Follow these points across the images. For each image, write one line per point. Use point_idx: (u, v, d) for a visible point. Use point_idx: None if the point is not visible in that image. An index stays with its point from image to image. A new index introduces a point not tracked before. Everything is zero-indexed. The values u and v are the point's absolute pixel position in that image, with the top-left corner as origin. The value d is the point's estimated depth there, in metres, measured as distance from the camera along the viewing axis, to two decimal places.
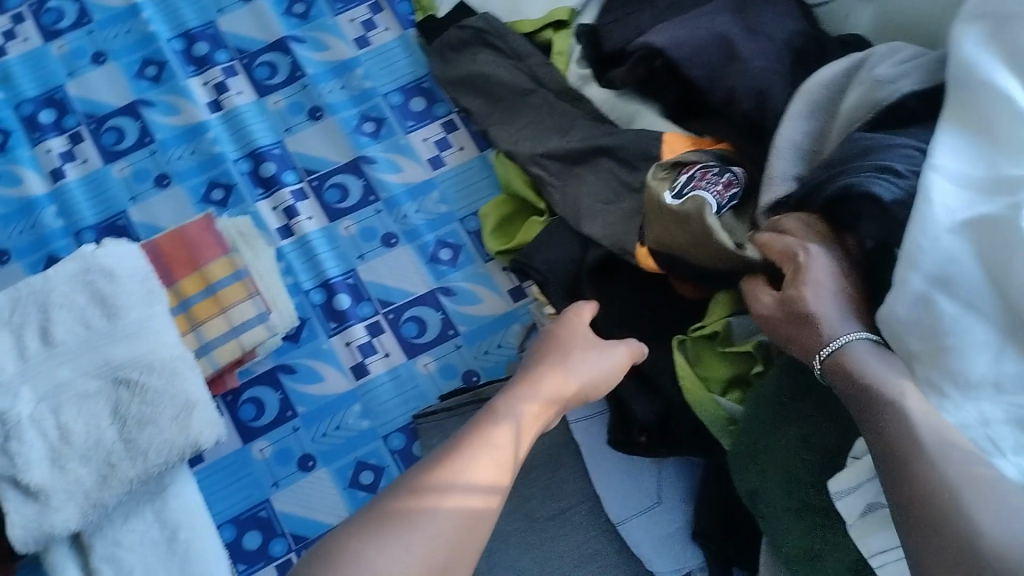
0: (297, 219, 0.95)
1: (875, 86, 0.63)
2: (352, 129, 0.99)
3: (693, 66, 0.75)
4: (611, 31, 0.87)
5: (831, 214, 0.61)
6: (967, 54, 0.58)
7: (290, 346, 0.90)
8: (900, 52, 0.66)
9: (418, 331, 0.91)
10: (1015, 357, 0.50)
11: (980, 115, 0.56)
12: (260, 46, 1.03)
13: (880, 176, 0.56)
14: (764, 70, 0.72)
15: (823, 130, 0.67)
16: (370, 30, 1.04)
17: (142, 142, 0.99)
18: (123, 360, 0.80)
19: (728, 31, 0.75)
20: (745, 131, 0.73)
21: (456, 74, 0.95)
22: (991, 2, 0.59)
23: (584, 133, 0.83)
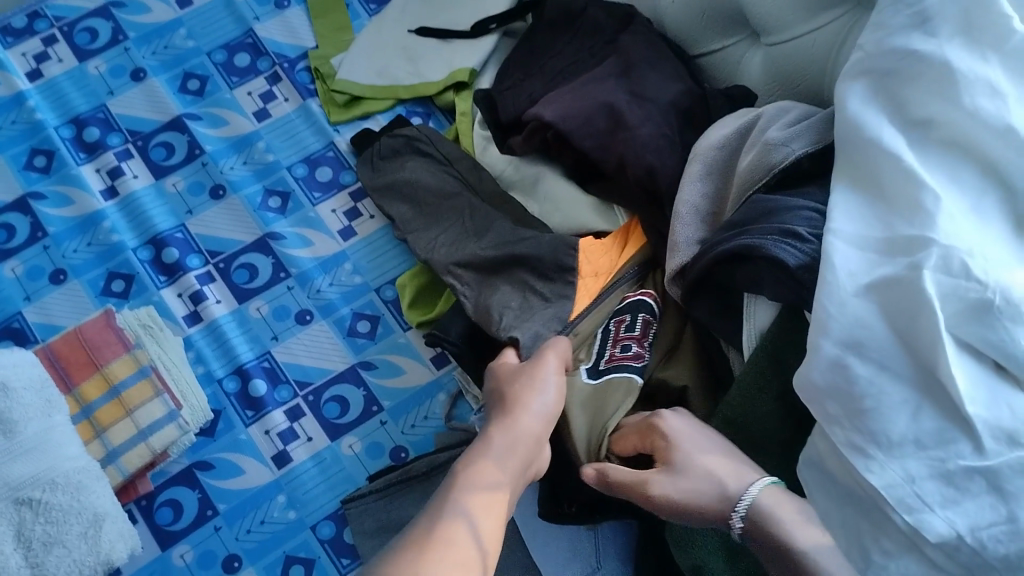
0: (204, 305, 0.91)
1: (767, 148, 0.63)
2: (257, 205, 0.96)
3: (583, 137, 0.77)
4: (504, 98, 0.88)
5: (732, 278, 0.60)
6: (853, 111, 0.58)
7: (205, 440, 0.87)
8: (788, 113, 0.67)
9: (340, 411, 0.88)
10: (932, 413, 0.49)
11: (871, 175, 0.56)
12: (154, 126, 1.00)
13: (784, 241, 0.56)
14: (654, 137, 0.74)
15: (722, 193, 0.68)
16: (269, 101, 1.01)
17: (34, 237, 0.94)
18: (22, 479, 0.76)
19: (615, 100, 0.77)
20: (641, 199, 0.75)
21: (384, 183, 0.90)
22: (875, 59, 0.59)
23: (495, 237, 0.80)
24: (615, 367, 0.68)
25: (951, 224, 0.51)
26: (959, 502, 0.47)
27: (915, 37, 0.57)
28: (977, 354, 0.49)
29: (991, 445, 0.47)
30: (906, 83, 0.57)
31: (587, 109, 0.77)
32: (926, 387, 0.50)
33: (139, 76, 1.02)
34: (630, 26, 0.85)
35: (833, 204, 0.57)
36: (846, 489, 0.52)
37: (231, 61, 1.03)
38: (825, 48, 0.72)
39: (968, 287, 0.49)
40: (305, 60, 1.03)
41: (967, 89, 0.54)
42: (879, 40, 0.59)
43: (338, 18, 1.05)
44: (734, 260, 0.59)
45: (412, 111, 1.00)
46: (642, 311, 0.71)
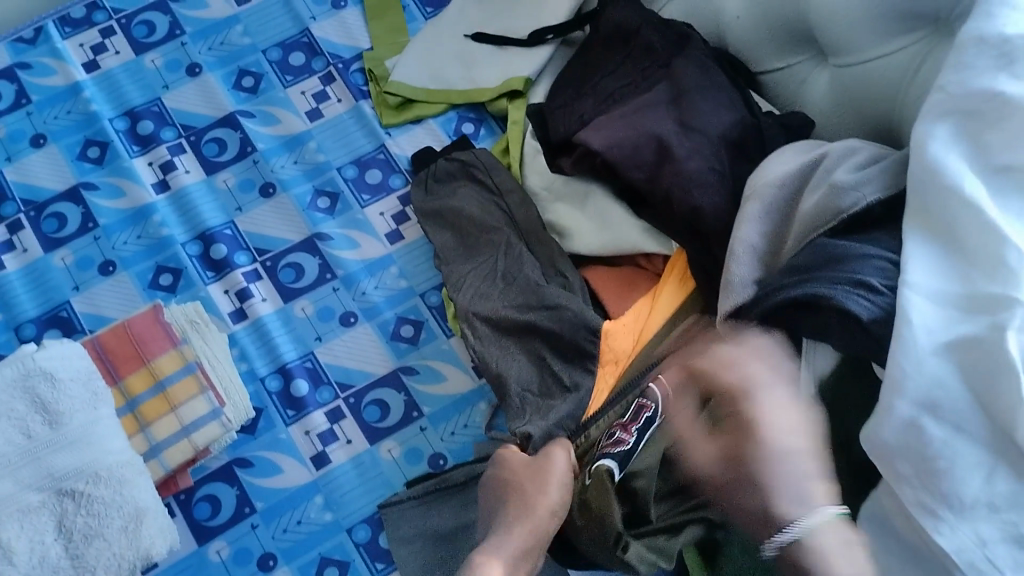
0: (250, 303, 0.92)
1: (836, 192, 0.63)
2: (306, 206, 0.96)
3: (632, 166, 0.79)
4: (556, 117, 0.88)
5: (792, 325, 0.61)
6: (934, 156, 0.57)
7: (245, 438, 0.87)
8: (856, 153, 0.66)
9: (380, 416, 0.88)
10: (1006, 477, 0.49)
11: (944, 222, 0.56)
12: (207, 122, 1.00)
13: (854, 292, 0.56)
14: (701, 170, 0.75)
15: (781, 233, 0.68)
16: (322, 101, 1.01)
17: (85, 227, 0.95)
18: (66, 470, 0.77)
19: (664, 131, 0.78)
20: (683, 229, 0.76)
21: (432, 206, 0.92)
22: (955, 99, 0.58)
23: (519, 294, 0.83)
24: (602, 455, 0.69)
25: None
26: None
27: (1000, 78, 0.56)
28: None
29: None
30: (991, 125, 0.56)
31: (635, 139, 0.79)
32: (999, 445, 0.49)
33: (195, 71, 1.03)
34: (687, 48, 0.84)
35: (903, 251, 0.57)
36: (918, 552, 0.53)
37: (285, 59, 1.03)
38: (899, 74, 0.71)
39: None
40: (359, 61, 1.03)
41: None
42: (961, 81, 0.58)
43: (393, 20, 1.05)
44: (796, 308, 0.59)
45: (464, 117, 1.00)
46: (641, 399, 0.71)
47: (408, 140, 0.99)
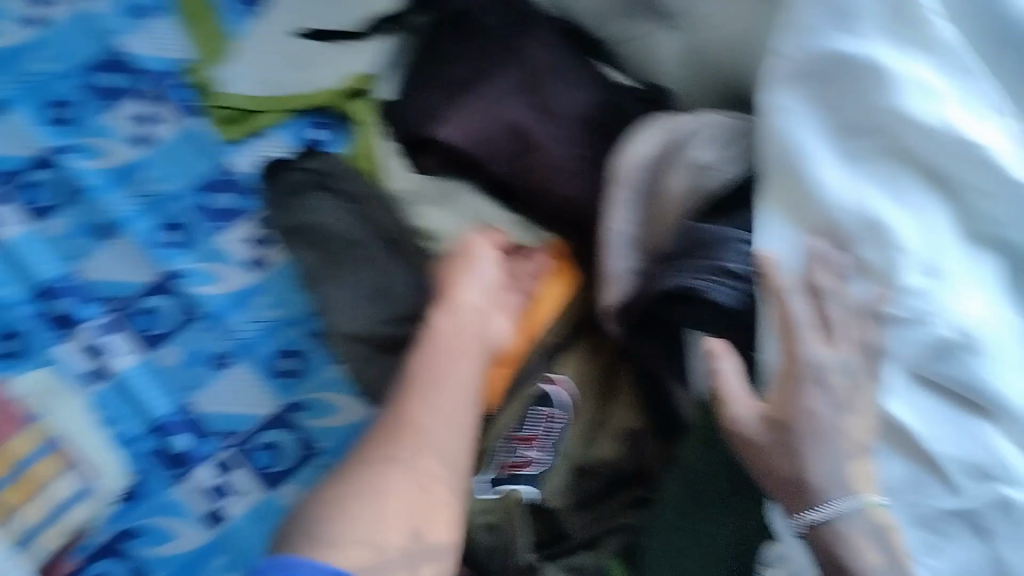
0: (108, 359, 0.84)
1: (697, 172, 0.66)
2: (153, 242, 0.88)
3: (497, 161, 0.78)
4: (408, 111, 0.82)
5: (669, 312, 0.61)
6: (784, 128, 0.62)
7: (128, 506, 0.80)
8: (705, 130, 0.68)
9: (274, 459, 0.82)
10: (901, 461, 0.54)
11: (797, 199, 0.60)
12: (22, 162, 0.89)
13: (716, 281, 0.59)
14: (568, 158, 0.76)
15: (649, 218, 0.67)
16: (152, 124, 0.92)
17: None
18: None
19: (518, 120, 0.77)
20: (561, 219, 0.78)
21: (291, 224, 0.85)
22: (812, 63, 0.62)
23: (394, 306, 0.79)
24: (512, 475, 0.65)
25: (902, 230, 0.56)
26: (944, 549, 0.53)
27: (837, 36, 0.61)
28: (940, 393, 0.55)
29: (965, 483, 0.53)
30: (836, 87, 0.61)
31: (495, 131, 0.77)
32: (886, 432, 0.55)
33: None
34: (527, 31, 0.83)
35: (751, 236, 0.61)
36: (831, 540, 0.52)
37: (100, 82, 0.93)
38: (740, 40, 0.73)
39: (923, 326, 0.55)
40: (183, 76, 0.95)
41: (896, 93, 0.59)
42: (801, 45, 0.62)
43: (215, 28, 0.97)
44: (668, 297, 0.61)
45: (314, 123, 0.93)
46: (543, 406, 0.66)
47: (252, 155, 0.92)
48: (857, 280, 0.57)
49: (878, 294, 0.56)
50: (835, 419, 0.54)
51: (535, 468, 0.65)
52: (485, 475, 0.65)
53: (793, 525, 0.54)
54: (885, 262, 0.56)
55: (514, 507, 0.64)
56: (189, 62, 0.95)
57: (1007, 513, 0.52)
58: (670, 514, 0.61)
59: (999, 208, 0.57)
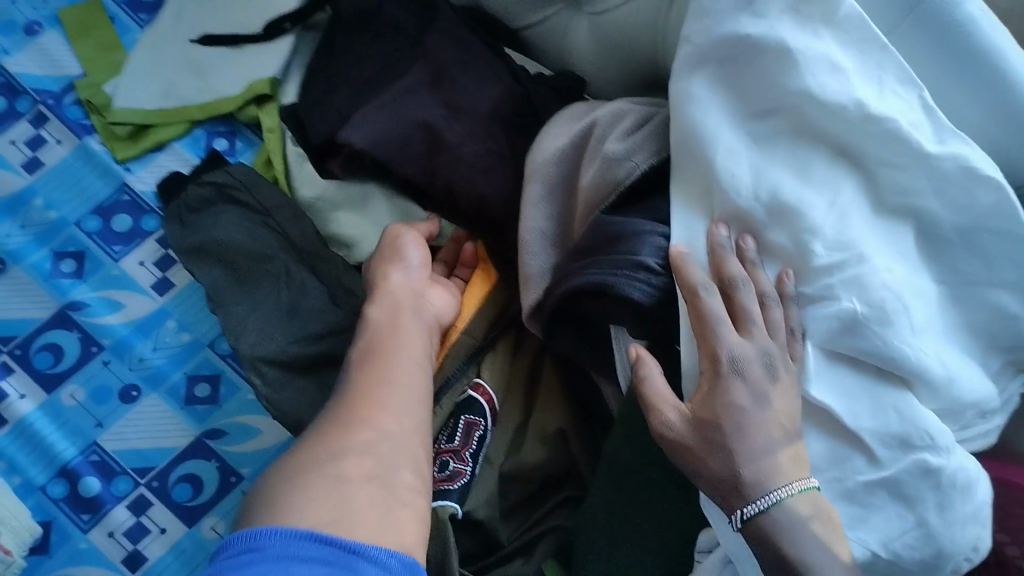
0: (6, 403, 0.78)
1: (609, 163, 0.59)
2: (47, 274, 0.82)
3: (405, 163, 0.70)
4: (312, 114, 0.78)
5: (586, 309, 0.56)
6: (694, 115, 0.56)
7: (39, 559, 0.75)
8: (625, 116, 0.62)
9: (193, 492, 0.77)
10: (820, 437, 0.52)
11: (707, 190, 0.55)
12: None
13: (635, 278, 0.53)
14: (477, 155, 0.68)
15: (567, 211, 0.62)
16: (38, 147, 0.87)
17: None
18: None
19: (429, 116, 0.70)
20: (480, 220, 0.69)
21: (191, 243, 0.80)
22: (718, 44, 0.56)
23: (307, 323, 0.75)
24: (435, 492, 0.61)
25: (815, 215, 0.52)
26: (867, 521, 0.50)
27: (744, 20, 0.55)
28: (857, 365, 0.52)
29: (886, 454, 0.50)
30: (747, 67, 0.55)
31: (402, 131, 0.70)
32: (810, 413, 0.52)
33: None
34: (432, 23, 0.78)
35: (671, 226, 0.56)
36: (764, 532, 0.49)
37: None
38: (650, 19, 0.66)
39: (831, 300, 0.51)
40: (70, 93, 0.89)
41: (807, 70, 0.53)
42: (707, 30, 0.56)
43: (103, 39, 0.91)
44: (585, 293, 0.55)
45: (213, 133, 0.88)
46: (465, 414, 0.64)
47: (151, 173, 0.86)
48: (763, 260, 0.54)
49: (779, 273, 0.53)
50: (757, 413, 0.50)
51: (456, 485, 0.61)
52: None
53: (732, 522, 0.50)
54: (792, 242, 0.52)
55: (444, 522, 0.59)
56: (76, 77, 0.89)
57: (932, 482, 0.49)
58: (598, 510, 0.58)
59: (914, 178, 0.54)
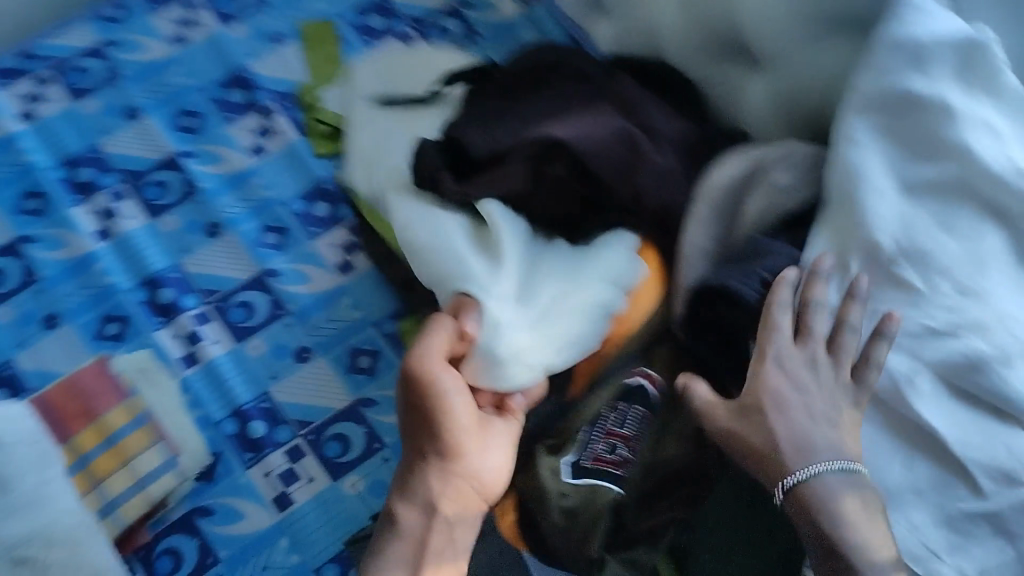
0: (202, 346, 0.89)
1: (771, 195, 0.70)
2: (253, 242, 0.95)
3: (601, 161, 0.74)
4: (468, 137, 0.79)
5: (711, 308, 0.69)
6: (855, 159, 0.65)
7: (205, 485, 0.85)
8: (795, 155, 0.72)
9: (342, 450, 0.86)
10: (925, 464, 0.60)
11: (852, 222, 0.65)
12: (148, 164, 0.99)
13: (749, 282, 0.66)
14: (667, 167, 0.77)
15: (727, 234, 0.72)
16: (264, 136, 1.01)
17: (26, 281, 0.92)
18: (16, 537, 0.71)
19: (632, 131, 0.77)
20: (655, 221, 0.77)
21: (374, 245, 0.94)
22: (889, 94, 0.65)
23: None
24: (599, 470, 0.69)
25: (947, 263, 0.61)
26: (965, 547, 0.57)
27: (914, 78, 0.64)
28: (972, 401, 0.59)
29: (989, 484, 0.57)
30: (911, 120, 0.65)
31: (605, 139, 0.75)
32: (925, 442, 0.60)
33: (133, 115, 1.01)
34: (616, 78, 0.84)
35: (808, 249, 0.66)
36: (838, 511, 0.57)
37: (225, 96, 1.03)
38: (829, 78, 0.73)
39: (954, 338, 0.60)
40: (286, 100, 1.03)
41: (965, 130, 0.63)
42: (880, 84, 0.65)
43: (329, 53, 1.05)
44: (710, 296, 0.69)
45: None
46: (635, 406, 0.72)
47: None
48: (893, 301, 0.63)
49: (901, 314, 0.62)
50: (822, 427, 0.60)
51: (625, 470, 0.69)
52: (572, 458, 0.70)
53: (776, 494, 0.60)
54: (924, 282, 0.62)
55: (604, 495, 0.67)
56: (301, 82, 1.04)
57: None
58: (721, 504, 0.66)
59: None
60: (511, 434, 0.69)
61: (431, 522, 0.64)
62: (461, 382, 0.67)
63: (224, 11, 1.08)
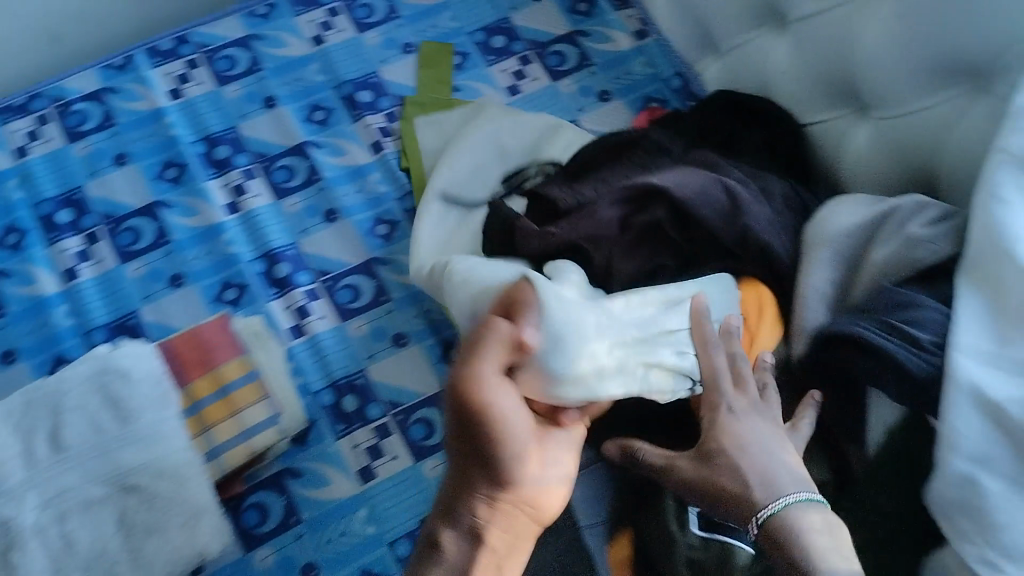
0: (308, 320, 0.96)
1: (912, 245, 0.69)
2: (365, 232, 1.01)
3: (702, 207, 0.76)
4: (560, 196, 0.84)
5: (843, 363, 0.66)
6: (997, 219, 0.61)
7: (296, 449, 0.90)
8: (926, 209, 0.71)
9: (426, 433, 0.91)
10: None
11: (998, 285, 0.60)
12: (279, 150, 1.06)
13: (886, 335, 0.63)
14: (768, 219, 0.77)
15: (847, 282, 0.74)
16: (386, 135, 1.07)
17: (158, 243, 1.00)
18: (130, 465, 0.78)
19: (729, 183, 0.78)
20: (760, 261, 0.76)
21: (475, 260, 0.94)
22: None
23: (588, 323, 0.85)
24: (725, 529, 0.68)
25: None
26: None
27: None
28: None
29: None
30: None
31: (702, 183, 0.77)
32: None
33: (270, 103, 1.09)
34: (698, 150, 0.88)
35: (956, 308, 0.62)
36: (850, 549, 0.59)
37: (355, 95, 1.10)
38: (935, 126, 0.74)
39: None
40: (401, 106, 1.09)
41: None
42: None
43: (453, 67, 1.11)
44: (852, 349, 0.64)
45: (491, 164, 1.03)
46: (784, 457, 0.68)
47: None
48: None
49: None
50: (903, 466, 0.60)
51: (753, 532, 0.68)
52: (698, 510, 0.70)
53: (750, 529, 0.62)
54: None
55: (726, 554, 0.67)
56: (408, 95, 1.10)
57: None
58: None
59: None
60: (569, 448, 0.67)
61: (477, 551, 0.61)
62: (518, 398, 0.62)
63: (361, 19, 1.15)
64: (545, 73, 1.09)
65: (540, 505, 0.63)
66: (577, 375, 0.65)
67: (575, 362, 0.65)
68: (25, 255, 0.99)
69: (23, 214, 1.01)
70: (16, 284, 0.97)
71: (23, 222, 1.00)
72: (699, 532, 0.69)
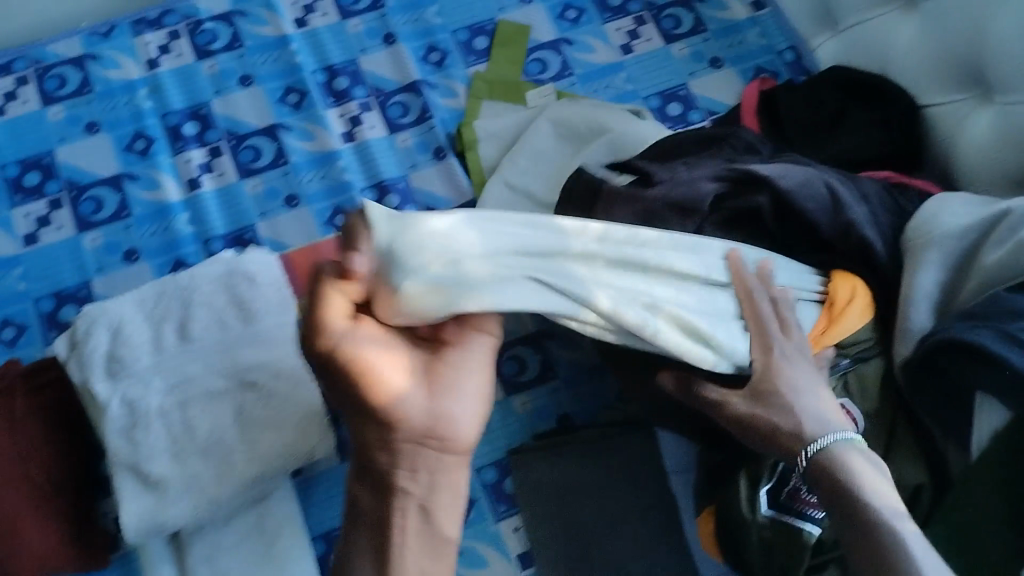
0: None
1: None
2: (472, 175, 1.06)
3: (805, 198, 0.77)
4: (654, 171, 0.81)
5: (955, 364, 0.70)
6: None
7: None
8: None
9: (518, 370, 0.96)
10: None
11: None
12: (395, 86, 1.10)
13: (1007, 348, 0.66)
14: (863, 215, 0.78)
15: (955, 283, 0.77)
16: None
17: (278, 163, 1.05)
18: (251, 363, 0.84)
19: (831, 178, 0.79)
20: (858, 258, 0.79)
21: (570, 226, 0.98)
22: None
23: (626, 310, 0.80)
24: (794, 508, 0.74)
25: None
26: None
27: None
28: None
29: None
30: None
31: (807, 176, 0.78)
32: None
33: (389, 41, 1.12)
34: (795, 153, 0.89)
35: None
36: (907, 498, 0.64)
37: (471, 42, 1.13)
38: None
39: None
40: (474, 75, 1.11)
41: None
42: None
43: (570, 21, 1.14)
44: (972, 357, 0.68)
45: None
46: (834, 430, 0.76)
47: None
48: None
49: None
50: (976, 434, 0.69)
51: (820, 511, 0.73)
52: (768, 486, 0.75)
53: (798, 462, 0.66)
54: None
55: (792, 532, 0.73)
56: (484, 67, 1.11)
57: None
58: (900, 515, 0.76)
59: None
60: (469, 365, 0.60)
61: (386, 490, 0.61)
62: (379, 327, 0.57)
63: None
64: (660, 35, 1.13)
65: (445, 429, 0.59)
66: (440, 284, 0.54)
67: (418, 268, 0.53)
68: (152, 161, 1.03)
69: (151, 123, 1.05)
70: (141, 188, 1.02)
71: (151, 130, 1.05)
72: (768, 513, 0.74)
